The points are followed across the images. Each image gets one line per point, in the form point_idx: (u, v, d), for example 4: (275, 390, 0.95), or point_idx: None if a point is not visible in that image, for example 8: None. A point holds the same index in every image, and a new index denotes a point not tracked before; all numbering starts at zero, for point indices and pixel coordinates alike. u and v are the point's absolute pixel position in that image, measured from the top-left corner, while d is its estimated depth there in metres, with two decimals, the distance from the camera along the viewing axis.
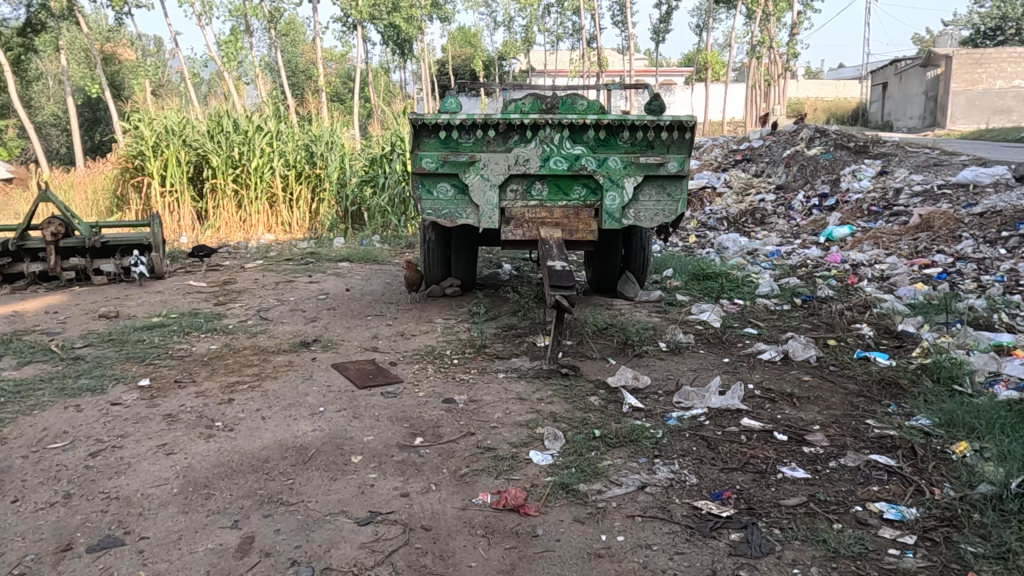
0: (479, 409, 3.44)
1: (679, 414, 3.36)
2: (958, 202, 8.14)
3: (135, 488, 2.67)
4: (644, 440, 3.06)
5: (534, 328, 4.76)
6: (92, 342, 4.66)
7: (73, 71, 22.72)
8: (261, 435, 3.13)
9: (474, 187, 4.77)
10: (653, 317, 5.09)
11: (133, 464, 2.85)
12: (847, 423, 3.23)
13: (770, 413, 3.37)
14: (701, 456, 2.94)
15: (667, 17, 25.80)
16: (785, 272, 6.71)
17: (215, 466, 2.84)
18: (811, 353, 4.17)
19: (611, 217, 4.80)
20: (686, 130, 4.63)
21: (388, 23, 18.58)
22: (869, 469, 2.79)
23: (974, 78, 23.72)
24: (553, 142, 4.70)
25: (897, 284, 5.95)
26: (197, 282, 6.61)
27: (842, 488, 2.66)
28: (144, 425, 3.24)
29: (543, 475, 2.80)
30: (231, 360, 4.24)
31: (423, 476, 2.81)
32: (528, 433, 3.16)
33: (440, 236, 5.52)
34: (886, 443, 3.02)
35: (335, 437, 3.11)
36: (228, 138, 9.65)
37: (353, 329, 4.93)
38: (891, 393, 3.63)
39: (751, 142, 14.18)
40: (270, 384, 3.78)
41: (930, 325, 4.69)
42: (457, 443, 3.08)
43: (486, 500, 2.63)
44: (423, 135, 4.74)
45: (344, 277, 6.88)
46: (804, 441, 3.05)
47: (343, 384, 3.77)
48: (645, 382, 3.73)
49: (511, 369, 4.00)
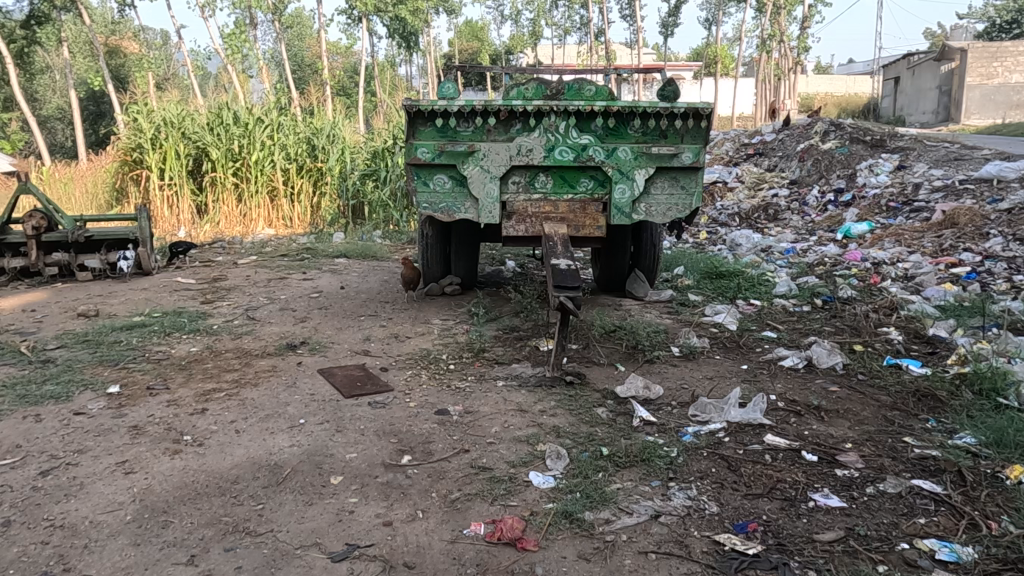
0: (475, 422, 3.13)
1: (695, 429, 3.04)
2: (981, 198, 7.80)
3: (83, 514, 2.37)
4: (658, 460, 2.74)
5: (536, 331, 4.45)
6: (66, 343, 4.37)
7: (78, 64, 22.54)
8: (231, 452, 2.83)
9: (473, 179, 4.45)
10: (664, 319, 4.78)
11: (86, 485, 2.56)
12: (883, 441, 2.91)
13: (796, 429, 3.04)
14: (721, 479, 2.62)
15: (676, 11, 25.47)
16: (803, 271, 6.37)
17: (177, 488, 2.55)
18: (837, 360, 3.83)
19: (620, 211, 4.48)
20: (702, 119, 4.31)
21: (393, 15, 18.30)
22: (912, 497, 2.46)
23: (990, 72, 23.23)
24: (558, 130, 4.37)
25: (924, 285, 5.59)
26: (185, 279, 6.30)
27: (883, 520, 2.33)
28: (106, 438, 2.95)
29: (544, 501, 2.49)
30: (211, 365, 3.93)
31: (409, 501, 2.50)
32: (528, 451, 2.85)
33: (438, 232, 5.22)
34: (928, 466, 2.69)
35: (314, 455, 2.80)
36: (227, 130, 9.33)
37: (344, 330, 4.63)
38: (929, 406, 3.29)
39: (763, 137, 13.85)
40: (249, 393, 3.47)
41: (963, 329, 4.35)
42: (449, 462, 2.77)
43: (479, 530, 2.32)
44: (418, 123, 4.42)
45: (340, 274, 6.57)
46: (835, 462, 2.73)
47: (328, 393, 3.46)
48: (657, 392, 3.42)
49: (512, 376, 3.69)
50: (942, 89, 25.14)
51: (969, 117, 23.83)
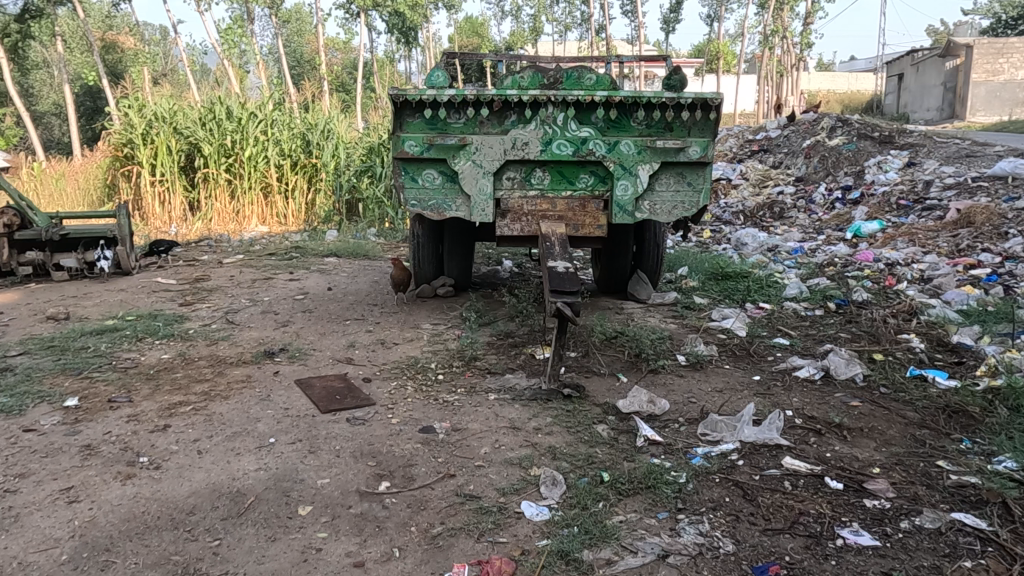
0: (463, 441, 2.84)
1: (704, 450, 2.75)
2: (997, 196, 7.50)
3: (12, 554, 2.10)
4: (664, 488, 2.45)
5: (533, 337, 4.16)
6: (29, 350, 4.08)
7: (72, 58, 22.13)
8: (190, 477, 2.54)
9: (464, 175, 4.16)
10: (668, 324, 4.48)
11: (22, 517, 2.28)
12: (915, 466, 2.62)
13: (817, 450, 2.76)
14: (737, 511, 2.33)
15: (677, 6, 25.12)
16: (812, 272, 6.07)
17: (124, 521, 2.26)
18: (856, 371, 3.54)
19: (622, 209, 4.19)
20: (710, 111, 4.02)
21: (392, 10, 17.87)
22: (954, 535, 2.18)
23: (995, 68, 22.89)
24: (555, 122, 4.08)
25: (943, 287, 5.30)
26: (165, 280, 6.00)
27: (923, 563, 2.05)
28: (53, 460, 2.66)
29: (536, 537, 2.21)
30: (182, 374, 3.65)
31: (385, 537, 2.21)
32: (521, 476, 2.57)
33: (429, 231, 4.95)
34: (969, 496, 2.40)
35: (280, 480, 2.51)
36: (220, 126, 9.01)
37: (328, 335, 4.33)
38: (961, 425, 3.01)
39: (767, 133, 13.56)
40: (219, 407, 3.18)
41: (989, 336, 4.06)
42: (433, 489, 2.49)
43: (462, 573, 2.03)
44: (405, 114, 4.12)
45: (328, 274, 6.26)
46: (863, 490, 2.44)
47: (304, 407, 3.17)
48: (663, 407, 3.12)
49: (505, 388, 3.39)
50: (946, 86, 24.81)
51: (974, 113, 23.53)
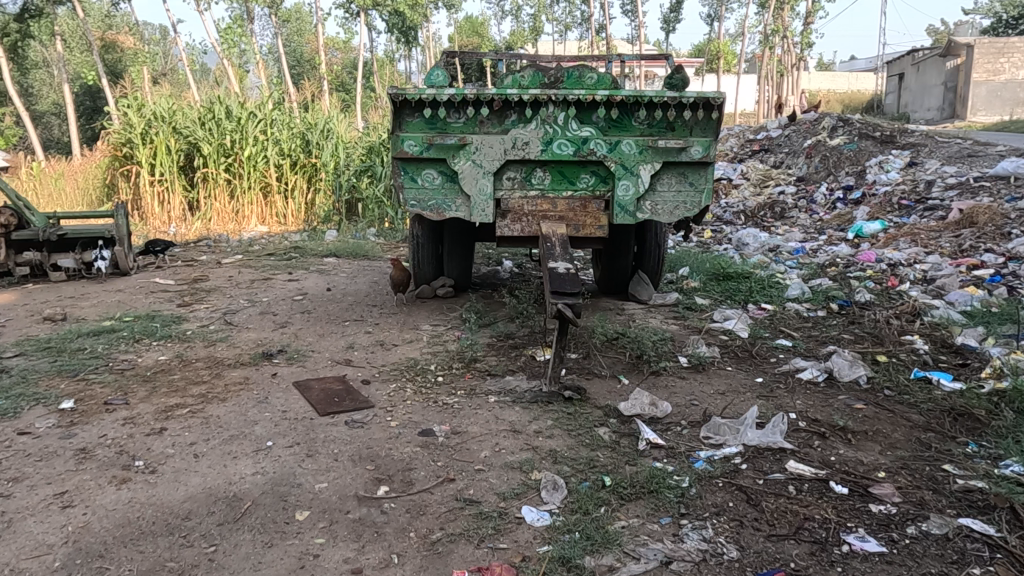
0: (463, 444, 2.81)
1: (707, 454, 2.72)
2: (999, 196, 7.46)
3: (4, 560, 2.06)
4: (667, 492, 2.41)
5: (533, 339, 4.13)
6: (25, 351, 4.05)
7: (71, 58, 22.10)
8: (186, 482, 2.50)
9: (464, 175, 4.13)
10: (669, 325, 4.44)
11: (15, 523, 2.25)
12: (920, 470, 2.58)
13: (821, 454, 2.73)
14: (741, 516, 2.29)
15: (678, 6, 25.08)
16: (814, 272, 6.03)
17: (118, 527, 2.22)
18: (860, 373, 3.50)
19: (624, 209, 4.16)
20: (712, 110, 3.98)
21: (392, 10, 17.84)
22: (961, 541, 2.14)
23: (996, 68, 22.85)
24: (556, 122, 4.04)
25: (946, 288, 5.26)
26: (163, 280, 5.97)
27: (930, 570, 2.01)
28: (48, 464, 2.63)
29: (537, 543, 2.17)
30: (179, 376, 3.62)
31: (383, 543, 2.17)
32: (521, 481, 2.53)
33: (429, 231, 4.91)
34: (976, 501, 2.37)
35: (278, 485, 2.48)
36: (219, 125, 8.97)
37: (326, 336, 4.30)
38: (966, 428, 2.97)
39: (768, 133, 13.51)
40: (216, 409, 3.15)
41: (994, 338, 4.02)
42: (432, 494, 2.45)
43: None
44: (404, 114, 4.09)
45: (327, 275, 6.23)
46: (869, 495, 2.41)
47: (302, 410, 3.13)
48: (665, 410, 3.09)
49: (505, 391, 3.36)
50: (947, 85, 24.77)
51: (975, 113, 23.49)
